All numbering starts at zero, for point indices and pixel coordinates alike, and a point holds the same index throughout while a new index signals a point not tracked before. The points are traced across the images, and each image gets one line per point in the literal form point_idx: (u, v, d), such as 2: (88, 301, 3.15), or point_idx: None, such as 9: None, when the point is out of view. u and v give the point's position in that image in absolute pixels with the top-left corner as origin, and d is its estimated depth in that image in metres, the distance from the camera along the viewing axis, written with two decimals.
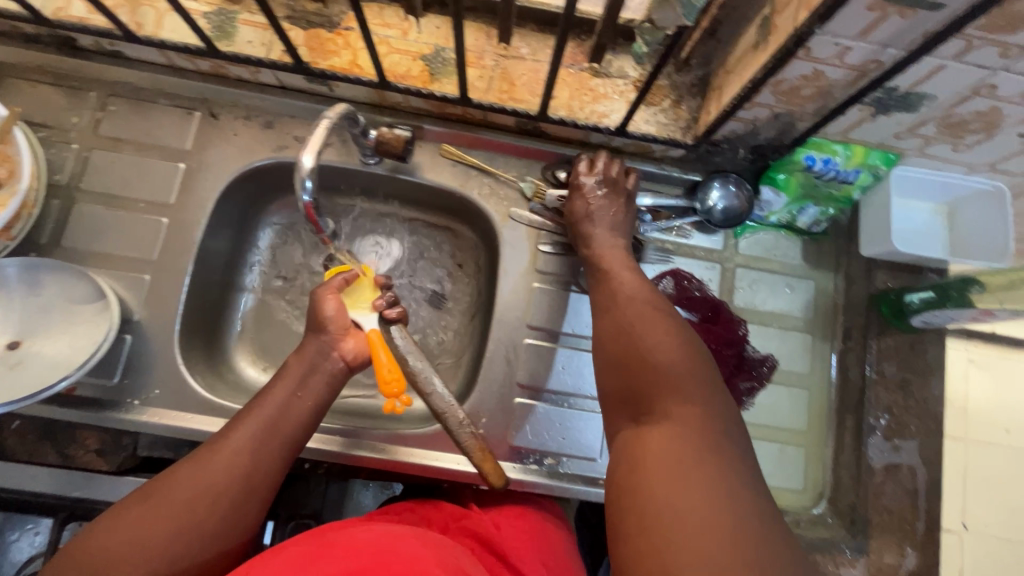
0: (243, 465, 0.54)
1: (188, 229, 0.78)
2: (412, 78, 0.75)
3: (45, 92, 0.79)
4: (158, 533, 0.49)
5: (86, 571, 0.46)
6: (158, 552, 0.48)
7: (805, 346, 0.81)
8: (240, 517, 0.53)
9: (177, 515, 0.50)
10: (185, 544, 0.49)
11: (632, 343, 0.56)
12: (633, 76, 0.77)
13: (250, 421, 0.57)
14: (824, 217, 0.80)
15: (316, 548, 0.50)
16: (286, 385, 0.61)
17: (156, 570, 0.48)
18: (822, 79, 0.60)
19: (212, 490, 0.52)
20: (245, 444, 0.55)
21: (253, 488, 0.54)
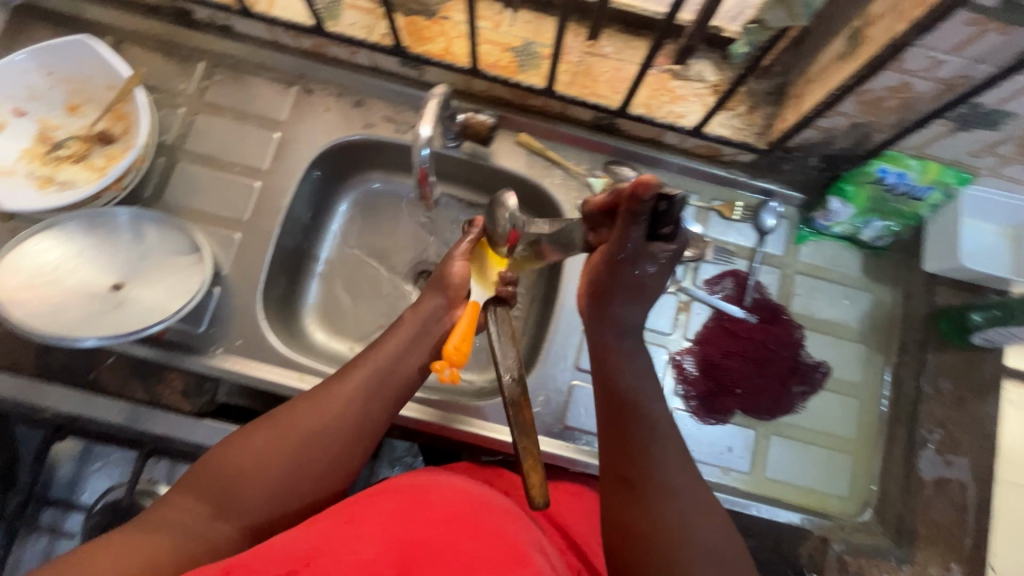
0: (353, 413, 0.60)
1: (278, 193, 0.82)
2: (500, 68, 0.80)
3: (158, 59, 0.85)
4: (278, 462, 0.56)
5: (219, 483, 0.54)
6: (278, 478, 0.56)
7: (859, 356, 0.82)
8: (346, 460, 0.59)
9: (294, 449, 0.57)
10: (298, 475, 0.56)
11: (666, 522, 0.57)
12: (712, 80, 0.79)
13: (363, 371, 0.62)
14: (889, 232, 0.81)
15: (409, 505, 0.53)
16: (398, 341, 0.65)
17: (275, 493, 0.55)
18: (909, 90, 0.62)
19: (327, 430, 0.58)
20: (357, 392, 0.61)
21: (359, 435, 0.60)
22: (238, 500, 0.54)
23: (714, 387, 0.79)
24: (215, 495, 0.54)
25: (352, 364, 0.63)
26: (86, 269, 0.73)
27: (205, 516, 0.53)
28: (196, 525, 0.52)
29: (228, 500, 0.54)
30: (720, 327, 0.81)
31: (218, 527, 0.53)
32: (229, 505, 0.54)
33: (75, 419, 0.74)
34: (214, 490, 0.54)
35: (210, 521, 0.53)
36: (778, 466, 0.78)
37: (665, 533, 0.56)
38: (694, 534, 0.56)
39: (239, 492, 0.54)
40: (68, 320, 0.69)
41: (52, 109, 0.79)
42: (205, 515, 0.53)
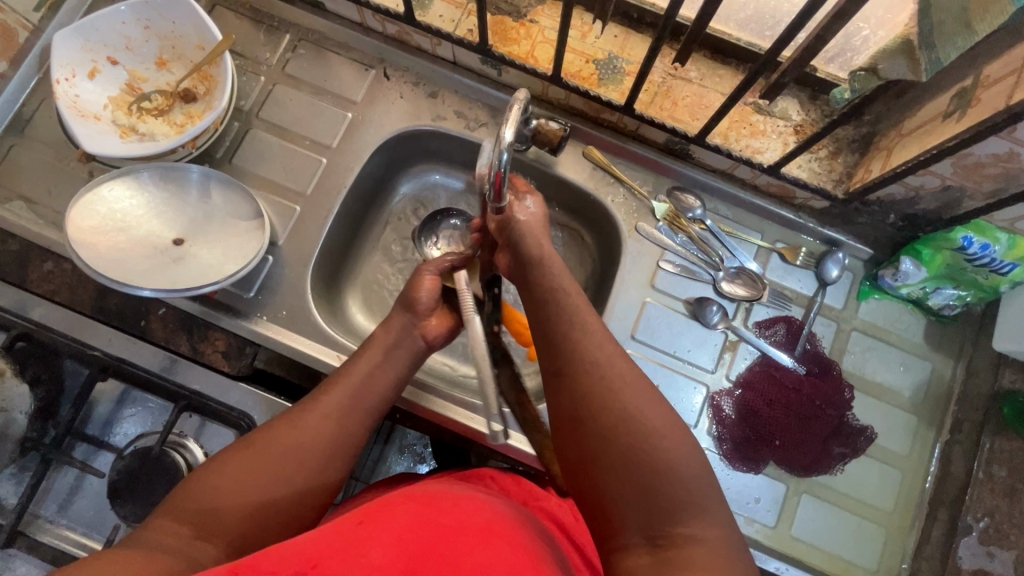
0: (333, 428, 0.59)
1: (342, 172, 0.83)
2: (580, 78, 0.79)
3: (248, 26, 0.87)
4: (259, 480, 0.54)
5: (199, 507, 0.51)
6: (257, 495, 0.53)
7: (908, 427, 0.78)
8: (326, 475, 0.57)
9: (274, 466, 0.55)
10: (280, 493, 0.54)
11: (624, 416, 0.52)
12: (796, 119, 0.77)
13: (339, 387, 0.62)
14: (961, 301, 0.77)
15: (428, 508, 0.50)
16: (367, 364, 0.65)
17: (257, 511, 0.53)
18: (1014, 161, 0.58)
19: (307, 447, 0.57)
20: (335, 407, 0.60)
21: (339, 451, 0.59)
22: (220, 520, 0.51)
23: (750, 435, 0.76)
24: (196, 516, 0.50)
25: (328, 384, 0.63)
26: (151, 221, 0.75)
27: (186, 537, 0.48)
28: (179, 544, 0.48)
29: (211, 522, 0.50)
30: (766, 373, 0.78)
31: (202, 548, 0.48)
32: (210, 525, 0.50)
33: (122, 362, 0.75)
34: (193, 513, 0.50)
35: (192, 541, 0.48)
36: (804, 525, 0.75)
37: (623, 425, 0.52)
38: (650, 421, 0.52)
39: (220, 515, 0.51)
40: (130, 268, 0.71)
41: (142, 61, 0.82)
42: (186, 537, 0.48)
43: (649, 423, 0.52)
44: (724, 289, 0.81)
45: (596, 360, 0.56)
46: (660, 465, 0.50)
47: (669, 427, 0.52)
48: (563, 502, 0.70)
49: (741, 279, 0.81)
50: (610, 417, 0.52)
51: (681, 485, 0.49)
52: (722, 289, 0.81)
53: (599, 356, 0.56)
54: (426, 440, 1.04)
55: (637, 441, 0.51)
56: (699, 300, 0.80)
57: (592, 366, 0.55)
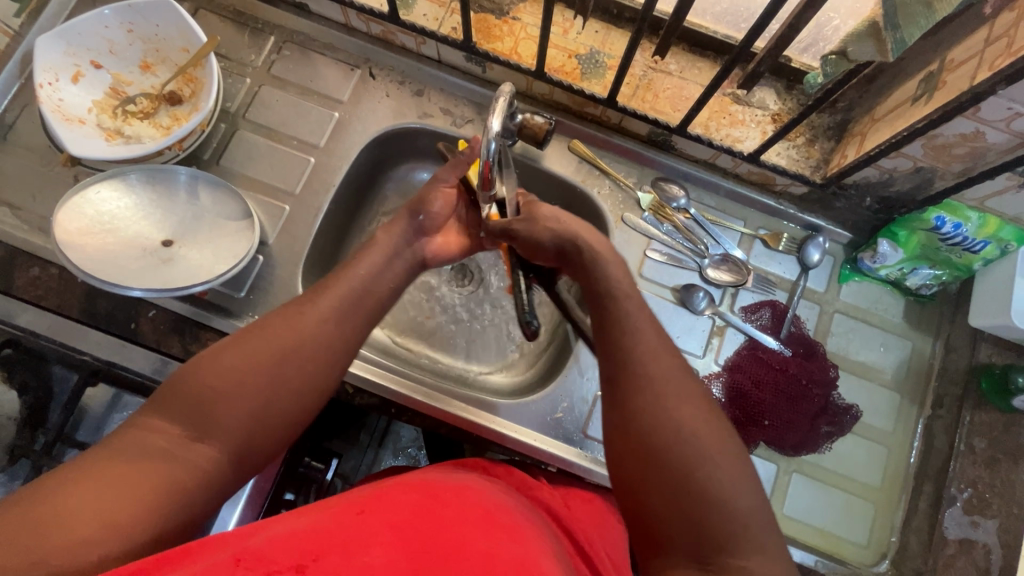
0: (326, 330, 0.59)
1: (330, 171, 0.84)
2: (563, 73, 0.80)
3: (232, 30, 0.87)
4: (256, 379, 0.54)
5: (194, 403, 0.51)
6: (255, 394, 0.53)
7: (891, 404, 0.80)
8: (322, 374, 0.58)
9: (270, 367, 0.55)
10: (278, 392, 0.54)
11: (686, 472, 0.49)
12: (773, 109, 0.79)
13: (330, 292, 0.61)
14: (937, 281, 0.80)
15: (427, 502, 0.50)
16: (358, 272, 0.64)
17: (256, 408, 0.53)
18: (981, 140, 0.61)
19: (300, 347, 0.57)
20: (328, 309, 0.60)
21: (334, 355, 0.59)
22: (218, 419, 0.51)
23: (740, 417, 0.78)
24: (192, 416, 0.51)
25: (319, 288, 0.62)
26: (139, 224, 0.75)
27: (180, 438, 0.50)
28: (176, 448, 0.49)
29: (208, 421, 0.51)
30: (754, 357, 0.80)
31: (200, 449, 0.50)
32: (207, 425, 0.51)
33: (114, 366, 0.76)
34: (186, 412, 0.51)
35: (190, 443, 0.50)
36: (796, 504, 0.77)
37: (680, 448, 0.50)
38: (714, 463, 0.49)
39: (216, 413, 0.51)
40: (119, 269, 0.71)
41: (126, 65, 0.81)
42: (180, 437, 0.50)
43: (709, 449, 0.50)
44: (710, 276, 0.82)
45: (648, 372, 0.54)
46: (715, 491, 0.48)
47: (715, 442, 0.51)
48: (553, 489, 0.71)
49: (725, 265, 0.83)
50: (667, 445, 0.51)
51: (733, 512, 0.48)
52: (707, 276, 0.82)
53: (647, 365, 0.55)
54: (419, 442, 1.08)
55: (690, 473, 0.49)
56: (686, 288, 0.82)
57: (641, 379, 0.54)
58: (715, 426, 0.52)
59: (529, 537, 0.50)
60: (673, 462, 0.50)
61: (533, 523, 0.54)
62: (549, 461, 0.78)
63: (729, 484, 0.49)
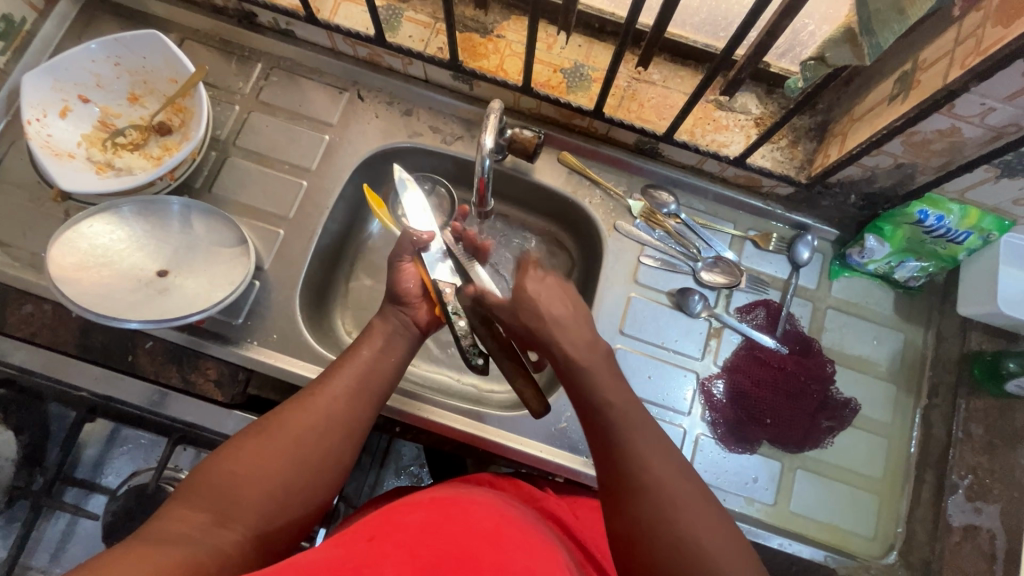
0: (340, 409, 0.59)
1: (323, 194, 0.84)
2: (550, 87, 0.82)
3: (219, 58, 0.88)
4: (274, 463, 0.54)
5: (216, 491, 0.51)
6: (274, 477, 0.53)
7: (888, 396, 0.82)
8: (338, 456, 0.58)
9: (288, 451, 0.55)
10: (296, 477, 0.54)
11: (661, 517, 0.51)
12: (755, 113, 0.81)
13: (344, 371, 0.62)
14: (924, 273, 0.82)
15: (437, 518, 0.50)
16: (369, 350, 0.66)
17: (276, 493, 0.53)
18: (957, 135, 0.63)
19: (317, 430, 0.57)
20: (342, 388, 0.61)
21: (350, 434, 0.59)
22: (240, 505, 0.51)
23: (743, 416, 0.78)
24: (215, 503, 0.50)
25: (332, 369, 0.63)
26: (133, 256, 0.74)
27: (204, 524, 0.48)
28: (198, 534, 0.47)
29: (230, 507, 0.50)
30: (751, 357, 0.81)
31: (224, 535, 0.48)
32: (230, 512, 0.50)
33: (112, 400, 0.75)
34: (210, 499, 0.50)
35: (213, 529, 0.48)
36: (802, 500, 0.77)
37: (652, 498, 0.52)
38: (683, 513, 0.51)
39: (239, 499, 0.51)
40: (115, 302, 0.70)
41: (114, 98, 0.82)
42: (204, 524, 0.48)
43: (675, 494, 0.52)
44: (704, 278, 0.84)
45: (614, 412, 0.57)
46: (681, 534, 0.50)
47: (681, 484, 0.52)
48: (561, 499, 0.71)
49: (718, 267, 0.84)
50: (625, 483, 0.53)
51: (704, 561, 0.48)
52: (701, 279, 0.84)
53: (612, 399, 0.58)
54: (421, 460, 1.05)
55: (663, 518, 0.51)
56: (681, 291, 0.83)
57: (612, 417, 0.57)
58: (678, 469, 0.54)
59: (540, 553, 0.49)
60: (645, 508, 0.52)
61: (545, 537, 0.54)
62: (556, 470, 0.78)
63: (702, 530, 0.50)
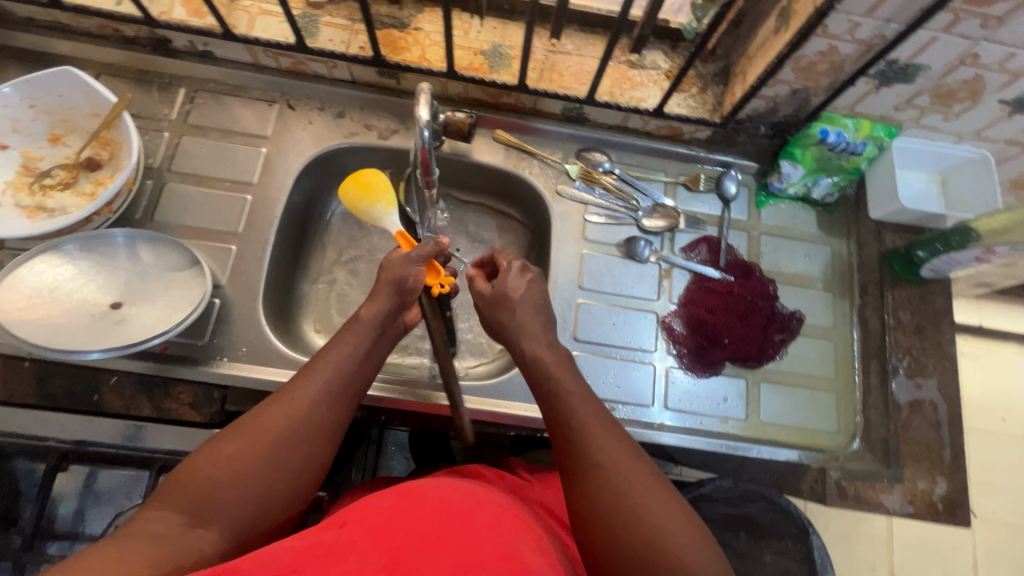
0: (322, 405, 0.56)
1: (269, 204, 0.85)
2: (473, 69, 0.86)
3: (139, 89, 0.87)
4: (254, 463, 0.51)
5: (193, 492, 0.49)
6: (253, 480, 0.51)
7: (826, 302, 0.90)
8: (321, 453, 0.56)
9: (269, 450, 0.52)
10: (278, 476, 0.52)
11: (613, 493, 0.51)
12: (664, 67, 0.88)
13: (325, 365, 0.59)
14: (836, 187, 0.90)
15: (404, 501, 0.51)
16: (350, 345, 0.62)
17: (257, 494, 0.51)
18: (836, 54, 0.72)
19: (299, 428, 0.54)
20: (322, 387, 0.57)
21: (332, 430, 0.57)
22: (218, 505, 0.49)
23: (703, 342, 0.84)
24: (190, 504, 0.48)
25: (312, 365, 0.60)
26: (82, 293, 0.73)
27: (179, 527, 0.47)
28: (172, 535, 0.46)
29: (207, 508, 0.49)
30: (703, 289, 0.87)
31: (199, 535, 0.48)
32: (206, 512, 0.48)
33: (83, 443, 0.75)
34: (185, 501, 0.48)
35: (187, 530, 0.47)
36: (770, 410, 0.84)
37: (602, 476, 0.52)
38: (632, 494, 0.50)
39: (218, 500, 0.49)
40: (71, 339, 0.69)
41: (35, 141, 0.80)
42: (180, 525, 0.47)
43: (626, 473, 0.52)
44: (646, 225, 0.90)
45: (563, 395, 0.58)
46: (636, 510, 0.49)
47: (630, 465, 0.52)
48: (546, 484, 0.73)
49: (657, 213, 0.91)
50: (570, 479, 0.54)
51: (651, 540, 0.48)
52: (644, 226, 0.90)
53: (571, 387, 0.59)
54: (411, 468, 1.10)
55: (616, 496, 0.50)
56: (628, 240, 0.89)
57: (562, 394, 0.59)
58: (631, 454, 0.54)
59: (517, 530, 0.51)
60: (597, 488, 0.52)
61: (525, 518, 0.55)
62: (543, 427, 0.81)
63: (652, 505, 0.50)
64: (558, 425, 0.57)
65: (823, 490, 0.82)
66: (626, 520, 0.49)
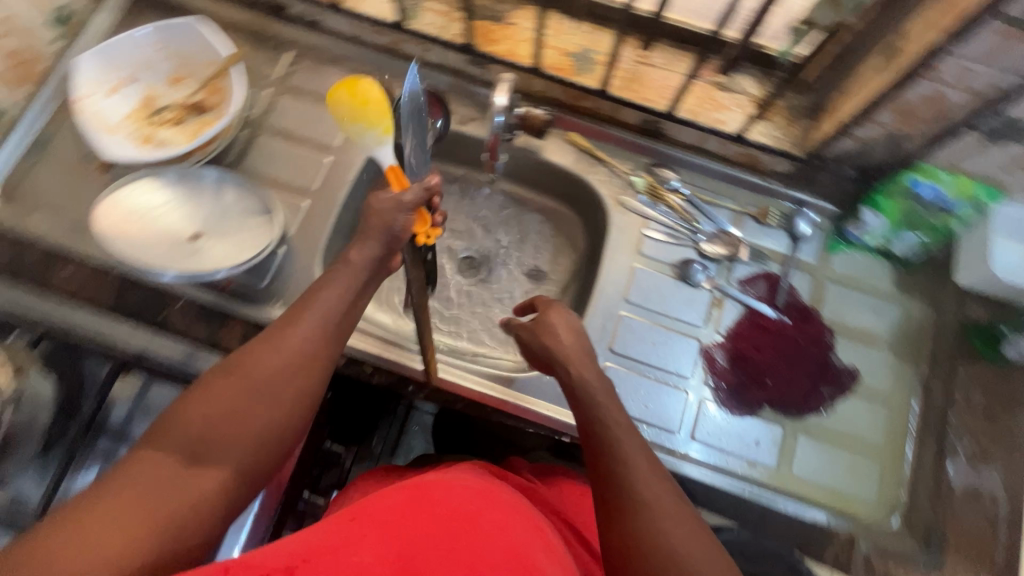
0: (308, 348, 0.56)
1: (345, 169, 0.90)
2: (558, 69, 0.88)
3: (252, 46, 0.95)
4: (246, 407, 0.52)
5: (187, 436, 0.49)
6: (245, 427, 0.52)
7: (887, 364, 0.84)
8: (309, 397, 0.56)
9: (259, 395, 0.53)
10: (269, 422, 0.53)
11: (634, 500, 0.50)
12: (753, 93, 0.85)
13: (310, 307, 0.58)
14: (921, 246, 0.84)
15: (416, 499, 0.51)
16: (337, 295, 0.59)
17: (250, 440, 0.52)
18: (944, 101, 0.67)
19: (286, 372, 0.55)
20: (309, 332, 0.57)
21: (318, 374, 0.57)
22: (213, 450, 0.50)
23: (743, 379, 0.81)
24: (185, 447, 0.49)
25: (297, 312, 0.58)
26: (169, 220, 0.80)
27: (175, 471, 0.48)
28: (168, 479, 0.47)
29: (202, 455, 0.49)
30: (754, 325, 0.84)
31: (195, 482, 0.48)
32: (201, 459, 0.49)
33: (138, 356, 0.78)
34: (181, 447, 0.49)
35: (183, 476, 0.48)
36: (804, 464, 0.79)
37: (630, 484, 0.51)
38: (654, 504, 0.49)
39: (213, 445, 0.50)
40: (153, 257, 0.76)
41: (158, 79, 0.89)
42: (177, 469, 0.48)
43: (649, 482, 0.51)
44: (705, 250, 0.87)
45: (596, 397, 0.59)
46: (661, 531, 0.48)
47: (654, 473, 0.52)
48: (558, 486, 0.74)
49: (718, 239, 0.88)
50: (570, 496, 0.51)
51: (675, 561, 0.46)
52: (703, 251, 0.87)
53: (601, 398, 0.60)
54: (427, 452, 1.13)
55: (636, 504, 0.50)
56: (683, 262, 0.87)
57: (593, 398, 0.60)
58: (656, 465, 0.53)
59: (521, 529, 0.51)
60: (624, 493, 0.51)
61: (529, 514, 0.55)
62: (563, 430, 0.80)
63: (670, 514, 0.49)
64: (587, 425, 0.58)
65: (848, 561, 0.75)
66: (645, 531, 0.48)
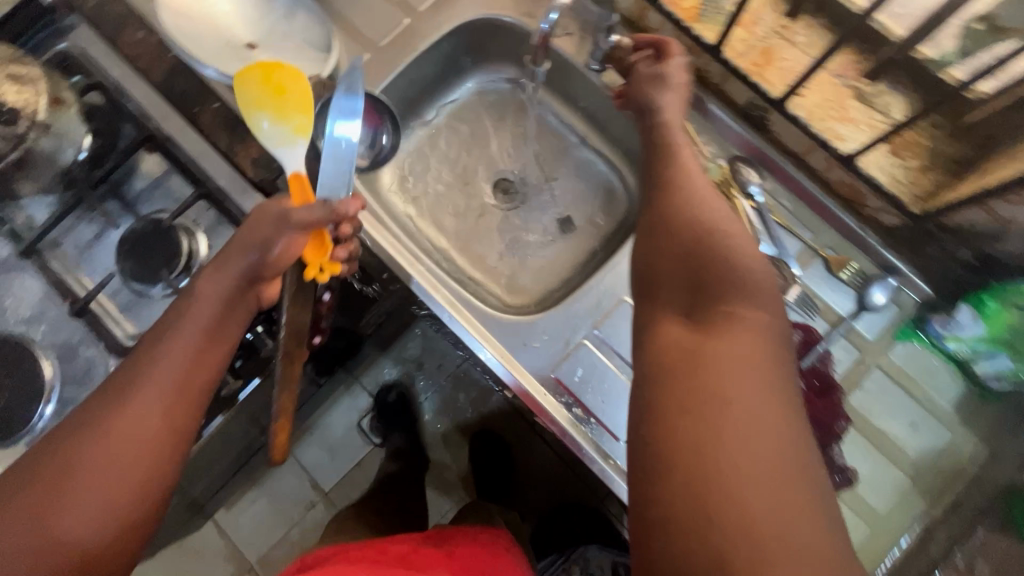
0: (197, 339, 0.50)
1: (417, 37, 0.84)
2: (680, 8, 0.75)
3: None
4: (112, 427, 0.45)
5: (37, 498, 0.42)
6: (114, 448, 0.44)
7: (896, 487, 0.70)
8: (201, 383, 0.49)
9: (129, 405, 0.46)
10: (150, 431, 0.46)
11: (722, 264, 0.49)
12: (894, 119, 0.65)
13: (195, 301, 0.52)
14: (1011, 378, 0.66)
15: None
16: (240, 259, 0.55)
17: (127, 459, 0.44)
18: None
19: (167, 373, 0.48)
20: (195, 323, 0.50)
21: (208, 361, 0.50)
22: (79, 484, 0.42)
23: None
24: (41, 508, 0.41)
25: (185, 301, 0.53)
26: (233, 20, 0.79)
27: (39, 531, 0.41)
28: (40, 545, 0.41)
29: (67, 498, 0.42)
30: None
31: (67, 532, 0.41)
32: (68, 500, 0.42)
33: (166, 138, 0.77)
34: (33, 508, 0.41)
35: (55, 528, 0.41)
36: None
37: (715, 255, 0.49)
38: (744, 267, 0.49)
39: (74, 482, 0.42)
40: (203, 47, 0.75)
41: None
42: (42, 527, 0.41)
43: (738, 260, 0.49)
44: None
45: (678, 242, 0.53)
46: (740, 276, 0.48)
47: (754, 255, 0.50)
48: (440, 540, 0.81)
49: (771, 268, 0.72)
50: (758, 417, 0.40)
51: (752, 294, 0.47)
52: None
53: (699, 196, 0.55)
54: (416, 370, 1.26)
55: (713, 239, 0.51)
56: None
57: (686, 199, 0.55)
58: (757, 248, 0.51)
59: None
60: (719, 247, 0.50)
61: None
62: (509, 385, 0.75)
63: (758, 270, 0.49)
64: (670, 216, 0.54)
65: None
66: (729, 280, 0.48)
